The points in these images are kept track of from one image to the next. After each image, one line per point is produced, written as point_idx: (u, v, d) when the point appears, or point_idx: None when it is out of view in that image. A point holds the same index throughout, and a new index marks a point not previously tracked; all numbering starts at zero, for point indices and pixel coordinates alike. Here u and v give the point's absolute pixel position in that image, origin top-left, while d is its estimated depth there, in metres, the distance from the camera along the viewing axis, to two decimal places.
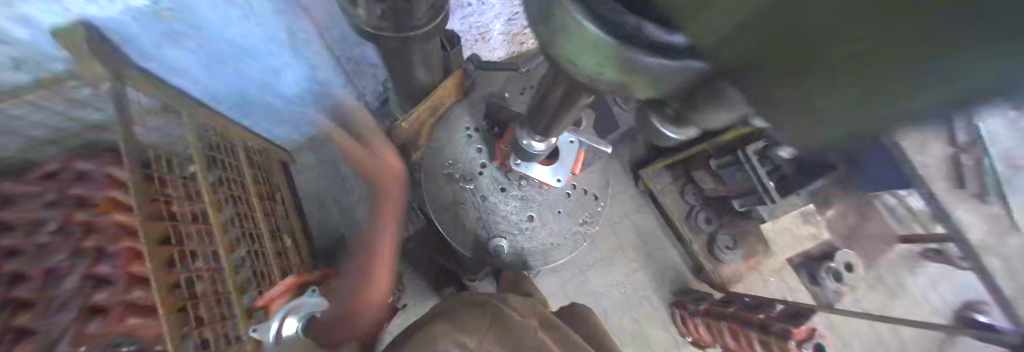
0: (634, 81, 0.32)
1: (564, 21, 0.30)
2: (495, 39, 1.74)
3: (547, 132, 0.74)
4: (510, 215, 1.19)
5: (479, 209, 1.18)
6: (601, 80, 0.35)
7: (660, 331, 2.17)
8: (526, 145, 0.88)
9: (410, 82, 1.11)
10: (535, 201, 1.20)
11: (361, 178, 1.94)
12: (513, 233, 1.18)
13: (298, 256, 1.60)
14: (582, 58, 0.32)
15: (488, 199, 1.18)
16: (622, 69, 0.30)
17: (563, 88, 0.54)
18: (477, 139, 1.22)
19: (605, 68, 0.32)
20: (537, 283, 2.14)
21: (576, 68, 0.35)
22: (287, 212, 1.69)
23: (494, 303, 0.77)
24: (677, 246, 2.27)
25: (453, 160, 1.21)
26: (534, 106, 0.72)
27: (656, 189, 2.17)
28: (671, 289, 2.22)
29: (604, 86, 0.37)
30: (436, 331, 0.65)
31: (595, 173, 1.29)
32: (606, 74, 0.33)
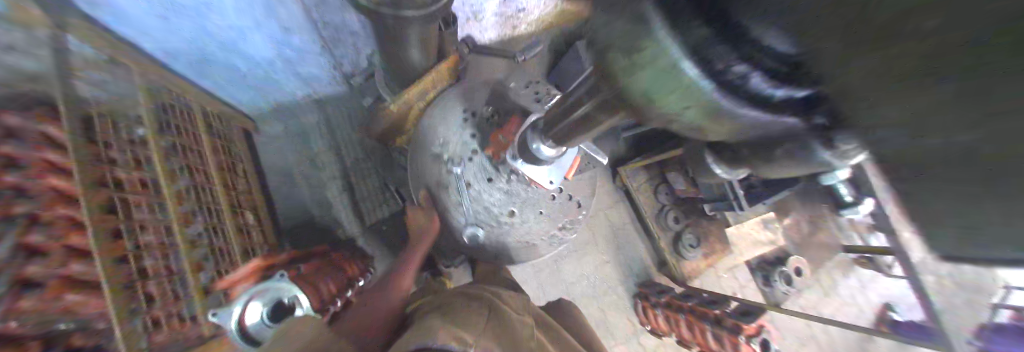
0: (713, 126, 0.27)
1: (646, 47, 0.24)
2: (491, 19, 1.69)
3: (559, 140, 0.73)
4: (492, 208, 1.10)
5: (460, 196, 1.12)
6: (675, 119, 0.29)
7: (623, 321, 2.31)
8: (536, 148, 0.84)
9: (401, 62, 1.04)
10: (522, 199, 1.10)
11: (332, 155, 1.83)
12: (493, 227, 1.13)
13: (262, 233, 1.49)
14: (664, 93, 0.27)
15: (472, 188, 1.09)
16: (705, 113, 0.25)
17: (596, 100, 0.48)
18: (471, 124, 1.09)
19: (689, 110, 0.26)
20: (513, 271, 2.19)
21: (646, 102, 0.29)
22: (251, 186, 1.56)
23: (491, 298, 0.78)
24: (646, 243, 2.40)
25: (442, 141, 1.12)
26: (550, 123, 0.70)
27: (631, 187, 2.27)
28: (637, 282, 2.36)
29: (677, 126, 0.30)
30: (428, 322, 0.61)
31: (586, 180, 1.22)
32: (682, 114, 0.26)
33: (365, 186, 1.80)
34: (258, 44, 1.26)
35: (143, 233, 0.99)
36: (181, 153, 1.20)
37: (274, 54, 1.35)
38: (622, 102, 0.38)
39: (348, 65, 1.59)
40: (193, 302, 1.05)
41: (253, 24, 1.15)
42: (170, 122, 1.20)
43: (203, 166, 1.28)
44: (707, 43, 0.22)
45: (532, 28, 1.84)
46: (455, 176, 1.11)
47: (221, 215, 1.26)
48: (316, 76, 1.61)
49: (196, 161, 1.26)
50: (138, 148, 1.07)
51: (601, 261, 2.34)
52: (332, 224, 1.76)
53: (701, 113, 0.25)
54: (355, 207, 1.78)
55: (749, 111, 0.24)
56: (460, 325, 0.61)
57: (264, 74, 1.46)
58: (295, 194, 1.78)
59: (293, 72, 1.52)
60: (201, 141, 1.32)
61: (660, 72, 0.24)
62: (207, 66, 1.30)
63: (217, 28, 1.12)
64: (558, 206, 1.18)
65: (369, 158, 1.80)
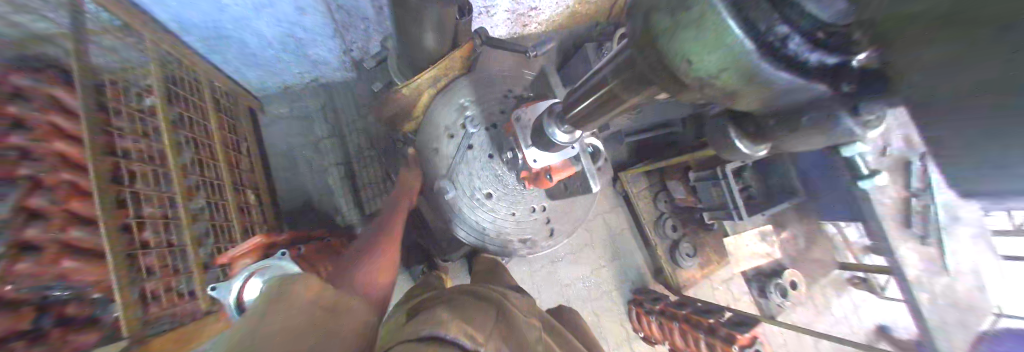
0: (748, 89, 0.30)
1: (691, 8, 0.27)
2: (502, 17, 1.67)
3: (579, 125, 0.73)
4: (480, 175, 1.14)
5: (457, 156, 1.14)
6: (709, 84, 0.31)
7: (616, 325, 2.31)
8: (550, 130, 0.80)
9: (415, 48, 1.03)
10: (507, 197, 1.17)
11: (336, 141, 1.82)
12: (473, 208, 1.16)
13: (262, 213, 1.49)
14: (701, 60, 0.29)
15: (471, 153, 1.14)
16: (742, 74, 0.28)
17: (619, 80, 0.50)
18: (492, 103, 1.17)
19: (723, 74, 0.29)
20: (510, 268, 2.18)
21: (683, 70, 0.32)
22: (253, 165, 1.55)
23: (500, 299, 0.77)
24: (643, 249, 2.41)
25: (459, 104, 1.15)
26: (571, 95, 0.68)
27: (631, 193, 2.24)
28: (632, 287, 2.36)
29: (710, 90, 0.33)
30: (438, 311, 0.61)
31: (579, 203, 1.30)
32: (720, 75, 0.29)
33: (365, 173, 1.79)
34: (272, 22, 1.26)
35: (143, 205, 0.97)
36: (188, 125, 1.19)
37: (287, 34, 1.35)
38: (651, 76, 0.40)
39: (358, 51, 1.60)
40: (192, 275, 1.04)
41: (270, 1, 1.15)
42: (179, 93, 1.20)
43: (209, 141, 1.28)
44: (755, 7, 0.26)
45: (542, 28, 1.84)
46: (455, 156, 1.14)
47: (222, 191, 1.25)
48: (324, 60, 1.61)
49: (202, 136, 1.25)
50: (147, 117, 1.08)
51: (597, 264, 2.33)
52: (331, 209, 1.76)
53: (739, 74, 0.28)
54: (355, 194, 1.77)
55: (780, 71, 0.27)
56: (471, 319, 0.60)
57: (274, 53, 1.46)
58: (296, 177, 1.78)
59: (303, 54, 1.52)
60: (208, 116, 1.31)
61: (705, 33, 0.27)
62: (218, 42, 1.30)
63: (234, 2, 1.11)
64: (533, 221, 1.22)
65: (372, 146, 1.80)
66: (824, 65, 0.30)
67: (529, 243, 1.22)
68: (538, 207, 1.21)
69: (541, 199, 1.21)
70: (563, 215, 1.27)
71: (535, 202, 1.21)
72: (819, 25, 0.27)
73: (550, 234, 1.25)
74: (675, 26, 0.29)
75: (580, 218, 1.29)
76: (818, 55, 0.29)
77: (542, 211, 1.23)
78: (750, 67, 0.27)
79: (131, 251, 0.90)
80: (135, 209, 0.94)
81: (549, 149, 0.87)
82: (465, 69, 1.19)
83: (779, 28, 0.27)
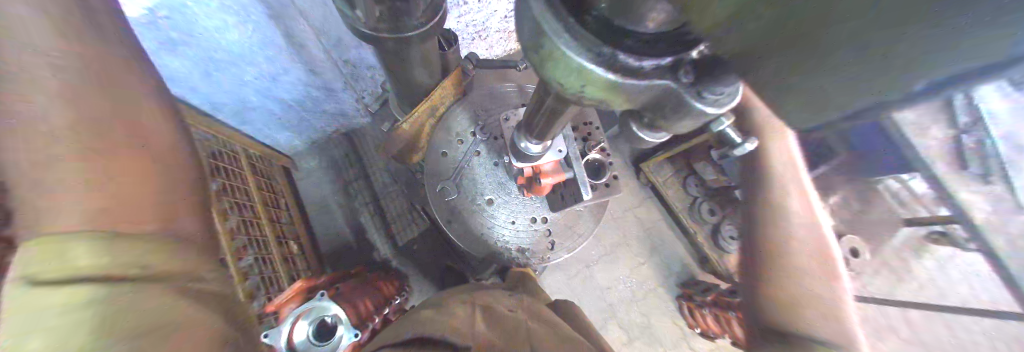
0: (613, 99, 0.33)
1: (547, 46, 0.31)
2: (493, 37, 1.74)
3: (543, 136, 0.72)
4: (485, 188, 1.15)
5: (460, 175, 1.16)
6: (586, 97, 0.34)
7: (668, 325, 2.17)
8: (522, 146, 0.82)
9: (409, 86, 1.10)
10: (509, 208, 1.15)
11: (362, 182, 1.96)
12: (475, 214, 1.15)
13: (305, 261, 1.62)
14: (568, 80, 0.32)
15: (473, 169, 1.16)
16: (599, 87, 0.31)
17: (553, 97, 0.50)
18: (483, 120, 1.21)
19: (590, 90, 0.32)
20: (545, 281, 2.15)
21: (561, 89, 0.35)
22: (292, 217, 1.72)
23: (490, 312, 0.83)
24: (681, 240, 2.27)
25: (455, 125, 1.20)
26: (531, 119, 0.68)
27: (658, 183, 2.20)
28: (678, 281, 2.23)
29: (590, 102, 0.36)
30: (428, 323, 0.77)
31: (595, 208, 1.22)
32: (587, 90, 0.32)
33: (392, 208, 1.89)
34: (288, 87, 1.41)
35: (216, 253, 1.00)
36: (230, 191, 1.33)
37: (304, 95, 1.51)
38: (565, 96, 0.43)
39: (368, 96, 1.75)
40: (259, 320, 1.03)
41: (282, 69, 1.30)
42: (218, 166, 1.34)
43: (250, 203, 1.43)
44: (582, 36, 0.29)
45: None
46: (456, 167, 1.16)
47: (267, 246, 1.39)
48: (341, 111, 1.77)
49: (244, 199, 1.40)
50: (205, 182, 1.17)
51: (635, 263, 2.23)
52: (365, 247, 1.87)
53: (598, 89, 0.31)
54: (385, 229, 1.88)
55: (628, 82, 0.29)
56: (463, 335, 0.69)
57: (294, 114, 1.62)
58: (331, 222, 1.91)
59: (320, 109, 1.69)
60: (247, 181, 1.48)
61: (556, 60, 0.31)
62: (246, 113, 1.46)
63: (252, 78, 1.27)
64: (532, 232, 1.16)
65: (394, 181, 1.91)
66: (668, 68, 0.29)
67: (528, 253, 1.15)
68: (540, 217, 1.16)
69: (543, 209, 1.17)
70: (577, 224, 1.19)
71: (536, 212, 1.16)
72: (640, 40, 0.28)
73: (551, 247, 1.16)
74: (542, 59, 0.33)
75: (586, 234, 1.18)
76: (652, 61, 0.28)
77: (543, 223, 1.16)
78: (595, 80, 0.30)
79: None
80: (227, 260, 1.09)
81: (534, 162, 0.89)
82: (458, 95, 1.20)
83: (604, 47, 0.28)
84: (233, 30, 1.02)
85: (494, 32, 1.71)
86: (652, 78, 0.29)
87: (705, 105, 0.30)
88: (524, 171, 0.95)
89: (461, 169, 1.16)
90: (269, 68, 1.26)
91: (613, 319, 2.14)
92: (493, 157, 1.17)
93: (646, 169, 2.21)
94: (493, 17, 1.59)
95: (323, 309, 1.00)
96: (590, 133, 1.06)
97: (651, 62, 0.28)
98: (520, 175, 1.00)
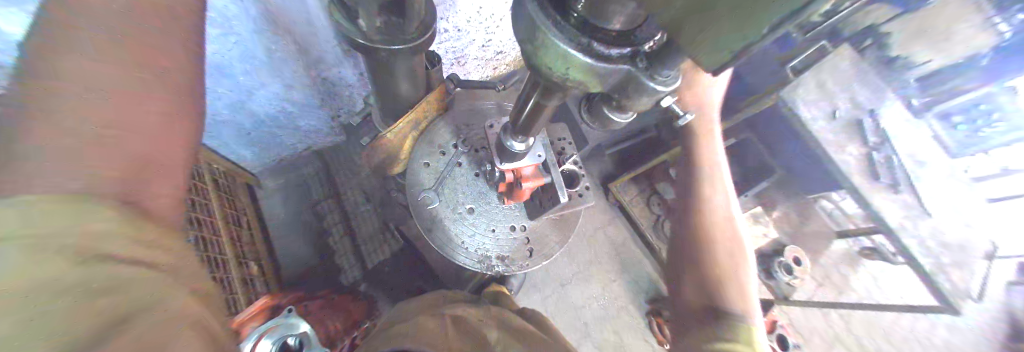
0: (591, 82, 0.41)
1: (537, 34, 0.38)
2: (472, 64, 1.86)
3: (525, 131, 0.80)
4: (465, 196, 1.20)
5: (441, 184, 1.20)
6: (568, 80, 0.42)
7: (639, 341, 2.23)
8: (508, 143, 0.89)
9: (396, 97, 1.15)
10: (488, 216, 1.20)
11: (333, 199, 1.89)
12: (454, 223, 1.18)
13: (263, 283, 1.49)
14: (554, 62, 0.40)
15: (453, 179, 1.21)
16: (581, 70, 0.39)
17: (541, 90, 0.60)
18: (463, 133, 1.28)
19: (570, 71, 0.40)
20: (521, 303, 2.15)
21: (548, 74, 0.44)
22: (253, 237, 1.60)
23: (471, 325, 0.86)
24: (648, 256, 2.42)
25: (436, 139, 1.26)
26: (517, 117, 0.76)
27: (625, 201, 2.37)
28: (646, 297, 2.34)
29: (571, 84, 0.44)
30: (402, 333, 0.77)
31: (568, 218, 1.30)
32: (568, 71, 0.40)
33: (366, 227, 1.82)
34: (263, 100, 1.40)
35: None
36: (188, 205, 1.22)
37: (277, 108, 1.50)
38: (550, 86, 0.51)
39: (345, 114, 1.78)
40: None
41: (258, 83, 1.30)
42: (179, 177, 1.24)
43: (210, 219, 1.33)
44: (567, 29, 0.38)
45: (510, 67, 2.11)
46: (437, 177, 1.21)
47: (225, 265, 1.28)
48: (314, 129, 1.77)
49: (203, 213, 1.30)
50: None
51: (607, 280, 2.32)
52: (333, 269, 1.77)
53: (577, 70, 0.39)
54: (356, 249, 1.80)
55: (597, 63, 0.37)
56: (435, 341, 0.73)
57: (266, 129, 1.58)
58: (295, 243, 1.80)
59: (294, 125, 1.67)
60: (208, 194, 1.38)
61: (543, 49, 0.39)
62: (213, 126, 1.40)
63: (223, 91, 1.24)
64: (511, 240, 1.21)
65: (368, 198, 1.87)
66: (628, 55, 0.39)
67: (507, 261, 1.18)
68: (518, 226, 1.22)
69: (522, 218, 1.23)
70: (552, 234, 1.26)
71: (515, 221, 1.22)
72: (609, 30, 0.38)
73: (529, 255, 1.21)
74: (533, 46, 0.41)
75: (560, 243, 1.25)
76: (617, 50, 0.38)
77: (522, 232, 1.22)
78: (575, 64, 0.38)
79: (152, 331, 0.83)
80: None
81: (518, 161, 0.95)
82: (442, 110, 1.28)
83: (584, 39, 0.37)
84: (216, 41, 1.02)
85: (472, 60, 1.84)
86: (616, 63, 0.38)
87: (658, 84, 0.39)
88: (505, 177, 1.02)
89: (442, 179, 1.20)
90: (244, 81, 1.25)
91: (588, 338, 2.16)
92: (474, 168, 1.23)
93: (615, 189, 2.39)
94: (472, 45, 1.72)
95: (288, 329, 0.92)
96: (564, 147, 1.16)
97: (615, 51, 0.38)
98: (501, 182, 1.07)
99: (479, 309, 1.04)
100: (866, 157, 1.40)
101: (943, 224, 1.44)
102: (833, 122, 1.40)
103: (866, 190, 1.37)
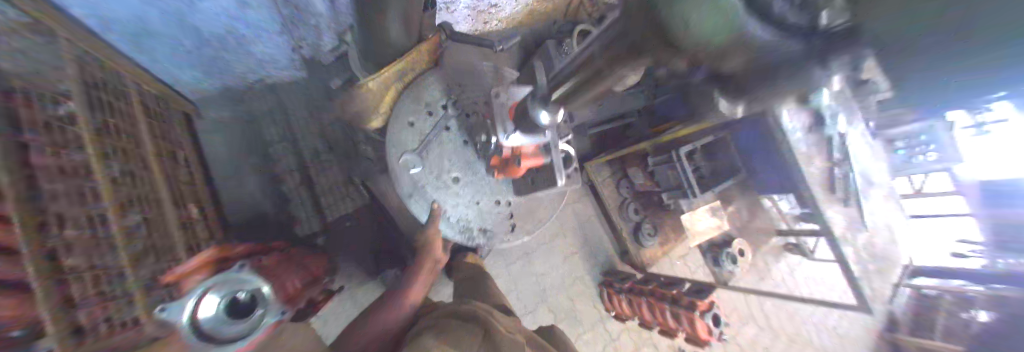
0: (732, 50, 0.31)
1: None
2: (461, 12, 1.68)
3: (563, 102, 0.75)
4: (450, 164, 1.13)
5: (429, 147, 1.11)
6: (696, 45, 0.32)
7: (590, 307, 2.46)
8: (537, 114, 0.81)
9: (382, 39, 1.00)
10: (474, 186, 1.16)
11: (292, 145, 1.68)
12: (438, 190, 1.12)
13: (208, 229, 1.33)
14: (693, 15, 0.29)
15: (442, 143, 1.13)
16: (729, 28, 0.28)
17: (614, 49, 0.47)
18: (452, 94, 1.16)
19: (713, 32, 0.29)
20: (514, 309, 2.23)
21: (676, 33, 0.31)
22: (193, 175, 1.38)
23: (485, 317, 0.80)
24: (610, 235, 2.60)
25: (422, 98, 1.14)
26: (557, 84, 0.73)
27: (598, 182, 2.43)
28: (602, 271, 2.54)
29: (699, 54, 0.34)
30: (421, 342, 0.65)
31: (549, 199, 1.30)
32: (709, 35, 0.30)
33: (327, 179, 1.68)
34: (210, 15, 1.19)
35: (65, 226, 0.76)
36: (114, 134, 1.00)
37: (225, 28, 1.27)
38: (646, 42, 0.39)
39: (308, 48, 1.55)
40: (132, 299, 0.88)
41: None
42: (100, 98, 1.00)
43: (140, 152, 1.09)
44: None
45: (502, 24, 1.90)
46: (423, 139, 1.11)
47: (162, 207, 1.10)
48: (273, 58, 1.53)
49: (132, 144, 1.07)
50: (67, 125, 0.86)
51: (569, 252, 2.46)
52: (288, 221, 1.63)
53: (724, 33, 0.29)
54: (314, 202, 1.61)
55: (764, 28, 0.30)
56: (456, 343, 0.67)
57: (210, 51, 1.36)
58: (243, 188, 1.62)
59: (249, 50, 1.43)
60: (138, 123, 1.14)
61: None
62: (147, 40, 1.21)
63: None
64: (495, 214, 1.19)
65: (331, 149, 1.69)
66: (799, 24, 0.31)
67: (489, 234, 1.18)
68: (503, 200, 1.20)
69: (507, 193, 1.20)
70: (532, 212, 1.27)
71: (500, 195, 1.19)
72: None
73: (511, 229, 1.21)
74: None
75: (543, 219, 1.27)
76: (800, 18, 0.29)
77: (507, 206, 1.21)
78: (740, 23, 0.28)
79: (59, 275, 0.71)
80: (101, 226, 0.86)
81: (529, 141, 0.91)
82: (430, 64, 1.17)
83: None
84: None
85: (462, 7, 1.65)
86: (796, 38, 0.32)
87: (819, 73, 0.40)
88: (502, 151, 0.97)
89: (428, 143, 1.10)
90: None
91: (545, 303, 2.33)
92: (463, 135, 1.14)
93: (589, 169, 2.43)
94: None
95: (240, 283, 0.84)
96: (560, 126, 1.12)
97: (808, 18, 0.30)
98: (496, 156, 1.00)
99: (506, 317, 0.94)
100: (825, 171, 1.51)
101: (876, 237, 1.60)
102: (807, 134, 1.46)
103: (822, 200, 1.50)
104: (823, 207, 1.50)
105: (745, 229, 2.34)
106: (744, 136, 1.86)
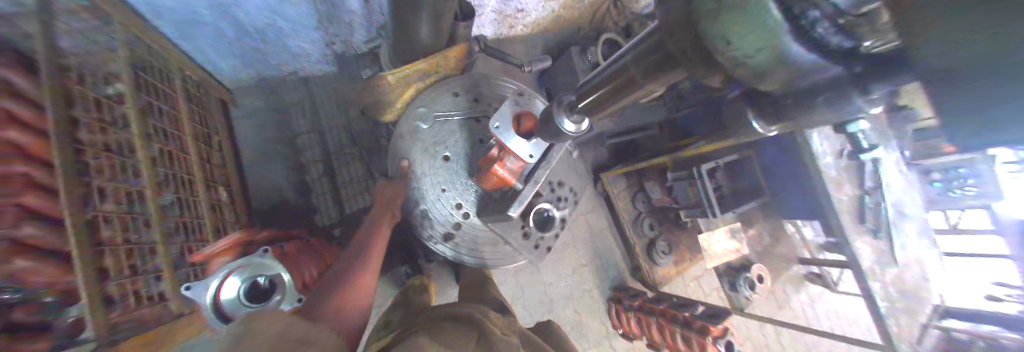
0: (775, 71, 0.33)
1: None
2: (489, 17, 1.68)
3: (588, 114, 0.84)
4: (449, 150, 1.25)
5: (434, 128, 1.25)
6: (736, 64, 0.34)
7: (596, 322, 2.39)
8: (562, 122, 0.90)
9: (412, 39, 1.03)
10: (457, 184, 1.25)
11: (316, 136, 1.74)
12: (427, 163, 1.22)
13: (232, 211, 1.38)
14: (737, 36, 0.31)
15: (444, 125, 1.26)
16: (776, 55, 0.31)
17: (658, 57, 0.52)
18: (468, 99, 1.31)
19: (757, 54, 0.31)
20: (519, 318, 2.18)
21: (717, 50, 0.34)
22: (224, 159, 1.45)
23: (481, 320, 0.77)
24: (622, 249, 2.52)
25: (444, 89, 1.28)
26: (583, 95, 0.80)
27: (612, 193, 2.37)
28: (611, 286, 2.46)
29: (739, 72, 0.36)
30: (416, 339, 0.62)
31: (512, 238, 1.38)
32: (753, 57, 0.32)
33: (345, 171, 1.71)
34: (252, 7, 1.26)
35: (103, 199, 0.81)
36: (157, 114, 1.06)
37: (265, 22, 1.34)
38: (687, 57, 0.41)
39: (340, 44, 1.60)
40: (160, 274, 0.91)
41: None
42: (145, 80, 1.07)
43: (177, 132, 1.15)
44: None
45: (527, 29, 1.92)
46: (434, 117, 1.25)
47: (193, 186, 1.14)
48: (306, 52, 1.60)
49: (170, 126, 1.13)
50: (115, 104, 0.92)
51: (578, 264, 2.40)
52: (307, 209, 1.67)
53: (770, 56, 0.31)
54: (334, 192, 1.68)
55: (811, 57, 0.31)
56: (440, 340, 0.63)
57: (250, 41, 1.44)
58: (269, 174, 1.68)
59: (282, 43, 1.50)
60: (178, 105, 1.21)
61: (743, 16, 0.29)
62: (190, 27, 1.28)
63: None
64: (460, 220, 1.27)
65: (352, 142, 1.73)
66: (845, 49, 0.32)
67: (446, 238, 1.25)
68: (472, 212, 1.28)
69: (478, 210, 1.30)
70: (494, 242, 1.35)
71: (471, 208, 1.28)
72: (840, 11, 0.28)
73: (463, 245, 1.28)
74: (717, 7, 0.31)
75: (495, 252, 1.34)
76: (842, 38, 0.30)
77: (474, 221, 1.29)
78: (783, 47, 0.30)
79: (96, 248, 0.75)
80: (136, 200, 0.90)
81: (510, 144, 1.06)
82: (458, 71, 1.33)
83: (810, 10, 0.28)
84: None
85: (490, 12, 1.65)
86: (828, 62, 0.33)
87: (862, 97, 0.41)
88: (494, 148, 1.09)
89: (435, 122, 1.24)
90: None
91: (550, 313, 2.27)
92: (468, 136, 1.28)
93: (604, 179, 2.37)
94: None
95: (261, 268, 0.85)
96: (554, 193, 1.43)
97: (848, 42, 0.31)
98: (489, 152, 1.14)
99: (507, 322, 0.90)
100: (858, 199, 1.41)
101: (914, 274, 1.48)
102: (840, 160, 1.37)
103: (854, 230, 1.40)
104: (858, 239, 1.39)
105: (767, 254, 2.22)
106: (772, 156, 1.78)
